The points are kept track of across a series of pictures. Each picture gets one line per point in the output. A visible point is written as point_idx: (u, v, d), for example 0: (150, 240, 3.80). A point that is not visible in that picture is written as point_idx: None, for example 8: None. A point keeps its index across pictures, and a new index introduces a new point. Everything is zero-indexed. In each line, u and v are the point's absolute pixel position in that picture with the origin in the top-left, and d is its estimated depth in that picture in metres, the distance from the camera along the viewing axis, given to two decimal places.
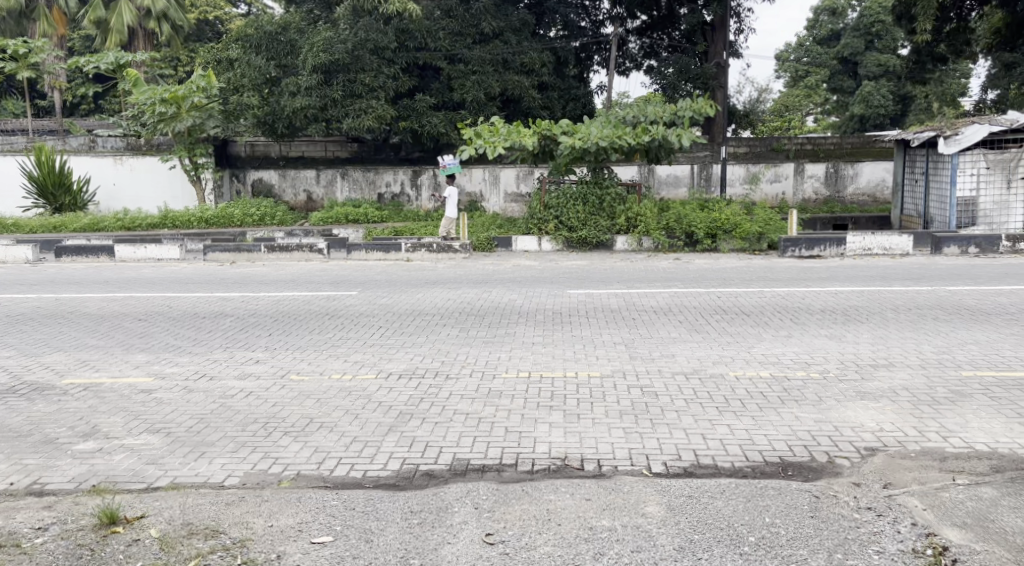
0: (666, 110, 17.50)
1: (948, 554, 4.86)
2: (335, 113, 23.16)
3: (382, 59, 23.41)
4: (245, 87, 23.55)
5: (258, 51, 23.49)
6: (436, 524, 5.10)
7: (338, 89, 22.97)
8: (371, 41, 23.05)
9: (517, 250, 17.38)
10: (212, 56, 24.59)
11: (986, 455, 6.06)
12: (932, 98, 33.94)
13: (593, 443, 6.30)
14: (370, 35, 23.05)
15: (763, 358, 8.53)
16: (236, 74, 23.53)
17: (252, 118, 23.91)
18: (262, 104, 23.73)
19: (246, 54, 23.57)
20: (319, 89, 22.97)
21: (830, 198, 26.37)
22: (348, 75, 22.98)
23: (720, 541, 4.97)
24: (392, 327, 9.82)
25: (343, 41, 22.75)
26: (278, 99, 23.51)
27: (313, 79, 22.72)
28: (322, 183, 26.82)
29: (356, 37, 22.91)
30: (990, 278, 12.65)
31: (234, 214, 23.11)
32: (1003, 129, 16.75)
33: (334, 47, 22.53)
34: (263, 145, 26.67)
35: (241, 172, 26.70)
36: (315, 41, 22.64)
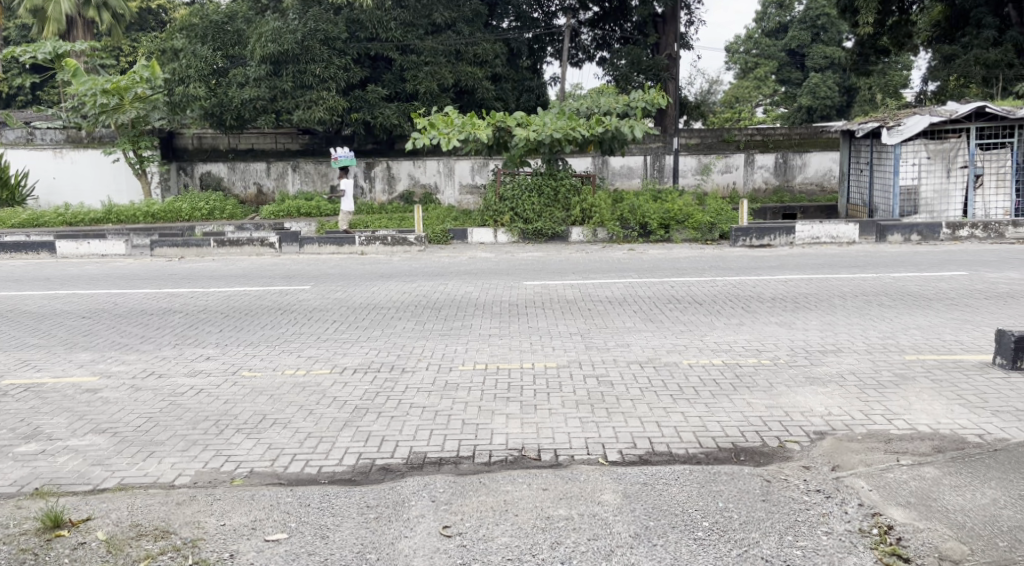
0: (619, 102, 17.74)
1: (893, 533, 4.98)
2: (286, 104, 23.06)
3: (333, 49, 23.19)
4: (190, 78, 22.93)
5: (203, 41, 23.31)
6: (393, 518, 5.12)
7: (288, 80, 22.94)
8: (320, 31, 22.83)
9: (473, 242, 17.38)
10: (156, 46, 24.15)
11: (929, 436, 6.24)
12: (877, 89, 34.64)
13: (550, 433, 6.36)
14: (320, 25, 22.81)
15: (716, 346, 8.67)
16: (182, 65, 22.94)
17: (198, 109, 23.30)
18: (208, 95, 23.11)
19: (191, 44, 23.27)
20: (268, 81, 23.02)
21: (780, 188, 26.78)
22: (298, 66, 22.81)
23: (675, 527, 5.06)
24: (347, 321, 9.80)
25: (292, 31, 22.63)
26: (226, 90, 23.24)
27: (261, 70, 22.87)
28: (272, 176, 26.55)
29: (306, 27, 22.71)
30: (932, 264, 12.99)
31: (182, 208, 22.74)
32: (943, 120, 17.01)
33: (283, 38, 22.46)
34: (211, 137, 26.55)
35: (189, 165, 26.32)
36: (263, 32, 22.59)
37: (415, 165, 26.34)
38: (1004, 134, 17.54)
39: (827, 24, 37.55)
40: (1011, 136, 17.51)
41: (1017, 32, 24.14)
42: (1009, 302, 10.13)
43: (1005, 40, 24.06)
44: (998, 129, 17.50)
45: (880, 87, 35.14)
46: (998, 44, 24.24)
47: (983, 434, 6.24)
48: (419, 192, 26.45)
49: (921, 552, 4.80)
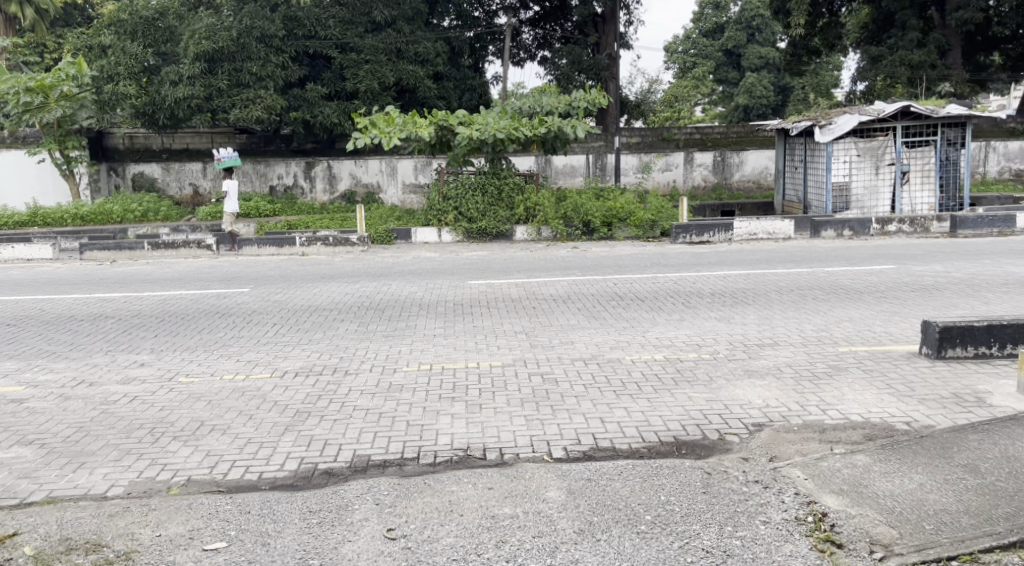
0: (561, 102, 17.88)
1: (827, 520, 5.13)
2: (221, 103, 22.63)
3: (270, 47, 23.03)
4: (120, 76, 22.78)
5: (133, 38, 23.05)
6: (336, 523, 5.14)
7: (224, 78, 22.57)
8: (257, 28, 22.66)
9: (416, 242, 17.38)
10: (83, 43, 23.86)
11: (861, 425, 6.44)
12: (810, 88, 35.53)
13: (495, 433, 6.42)
14: (256, 23, 22.62)
15: (657, 341, 8.82)
16: (111, 62, 22.79)
17: (130, 107, 23.13)
18: (140, 94, 23.03)
19: (120, 41, 22.92)
20: (202, 78, 22.56)
21: (718, 185, 27.18)
22: (234, 64, 22.62)
23: (618, 522, 5.16)
24: (287, 324, 9.73)
25: (226, 28, 22.40)
26: (158, 89, 22.91)
27: (195, 68, 22.29)
28: (208, 177, 26.14)
29: (241, 25, 22.51)
30: (862, 259, 13.35)
31: (113, 209, 22.28)
32: (870, 119, 17.46)
33: (217, 36, 22.21)
34: (143, 136, 26.06)
35: (120, 166, 25.82)
36: (197, 29, 22.33)
37: (356, 164, 26.18)
38: (928, 132, 18.04)
39: (761, 25, 38.48)
40: (935, 134, 18.01)
41: (939, 33, 25.09)
42: (933, 294, 10.46)
43: (929, 41, 24.86)
44: (923, 127, 17.97)
45: (813, 87, 36.01)
46: (923, 45, 25.08)
47: (911, 422, 6.46)
48: (361, 192, 26.30)
49: (853, 537, 4.95)
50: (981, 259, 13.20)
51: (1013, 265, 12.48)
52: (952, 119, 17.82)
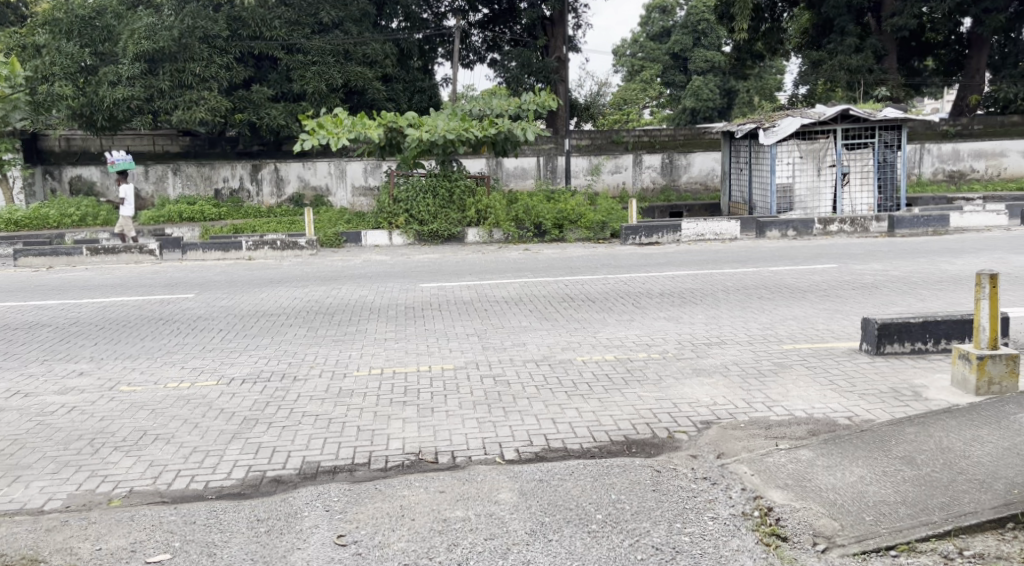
0: (510, 104, 17.95)
1: (773, 514, 5.24)
2: (164, 104, 22.36)
3: (214, 47, 22.80)
4: (55, 75, 22.29)
5: (69, 38, 22.61)
6: (284, 531, 5.12)
7: (165, 79, 22.32)
8: (200, 28, 22.41)
9: (367, 245, 17.28)
10: (15, 42, 23.24)
11: (804, 421, 6.58)
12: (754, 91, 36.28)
13: (446, 436, 6.45)
14: (199, 22, 22.34)
15: (608, 342, 8.91)
16: (46, 62, 22.26)
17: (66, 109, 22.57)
18: (76, 95, 22.46)
19: (55, 40, 22.50)
20: (143, 79, 22.31)
21: (666, 187, 27.49)
22: (176, 64, 22.31)
23: (569, 522, 5.21)
24: (234, 330, 9.64)
25: (168, 28, 22.13)
26: (95, 89, 22.44)
27: (136, 68, 22.08)
28: (150, 181, 25.66)
29: (183, 24, 22.22)
30: (806, 258, 13.61)
31: (49, 214, 21.95)
32: (812, 122, 17.83)
33: (158, 35, 21.95)
34: (80, 140, 25.66)
35: (56, 169, 25.34)
36: (136, 29, 21.97)
37: (305, 167, 26.03)
38: (867, 134, 18.49)
39: (707, 29, 39.14)
40: (872, 137, 18.48)
41: (876, 39, 25.81)
42: (873, 292, 10.72)
43: (867, 46, 25.55)
44: (862, 130, 18.40)
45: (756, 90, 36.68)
46: (860, 50, 25.71)
47: (852, 417, 6.62)
48: (310, 195, 26.14)
49: (797, 530, 5.06)
50: (917, 257, 13.56)
51: (946, 263, 12.84)
52: (888, 122, 18.31)
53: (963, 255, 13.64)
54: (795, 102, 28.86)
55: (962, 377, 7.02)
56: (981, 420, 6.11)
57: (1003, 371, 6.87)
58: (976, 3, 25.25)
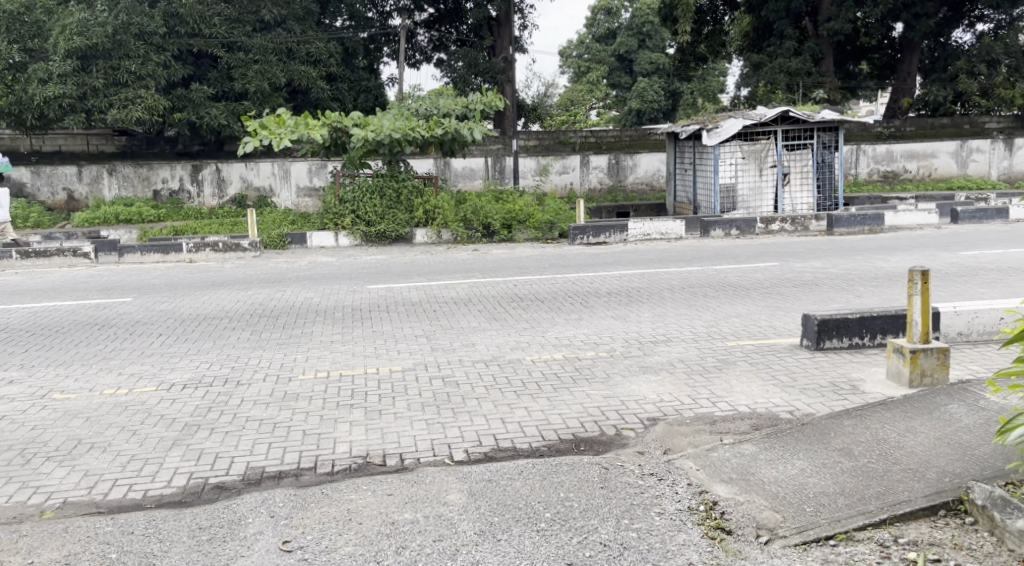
0: (457, 104, 17.89)
1: (718, 508, 5.30)
2: (98, 103, 21.84)
3: (151, 45, 22.37)
4: None
5: None
6: (227, 538, 5.03)
7: (99, 77, 21.75)
8: (135, 24, 21.95)
9: (313, 246, 17.13)
10: None
11: (748, 416, 6.67)
12: (697, 93, 36.76)
13: (394, 438, 6.41)
14: (134, 18, 21.89)
15: (556, 341, 8.93)
16: None
17: None
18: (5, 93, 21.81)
19: None
20: (75, 77, 21.64)
21: (613, 187, 27.68)
22: (109, 62, 21.86)
23: (518, 521, 5.20)
24: (173, 334, 9.46)
25: (101, 24, 21.42)
26: (25, 87, 21.81)
27: (67, 65, 21.44)
28: (84, 181, 24.98)
29: (117, 19, 21.69)
30: (749, 257, 13.79)
31: None
32: (753, 122, 18.14)
33: (91, 31, 21.29)
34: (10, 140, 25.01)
35: None
36: (68, 24, 21.40)
37: (247, 167, 25.67)
38: (805, 136, 18.76)
39: (651, 31, 39.58)
40: (811, 138, 18.75)
41: (813, 43, 26.41)
42: (813, 289, 10.92)
43: (805, 50, 26.20)
44: (800, 131, 18.68)
45: (699, 92, 37.16)
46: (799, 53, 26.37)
47: (793, 411, 6.73)
48: (253, 195, 25.76)
49: (741, 523, 5.12)
50: (856, 255, 13.84)
51: (882, 260, 13.13)
52: (826, 123, 18.67)
53: (897, 253, 13.97)
54: (737, 103, 29.26)
55: (897, 370, 7.18)
56: (915, 411, 6.24)
57: (935, 364, 7.02)
58: (907, 9, 26.00)
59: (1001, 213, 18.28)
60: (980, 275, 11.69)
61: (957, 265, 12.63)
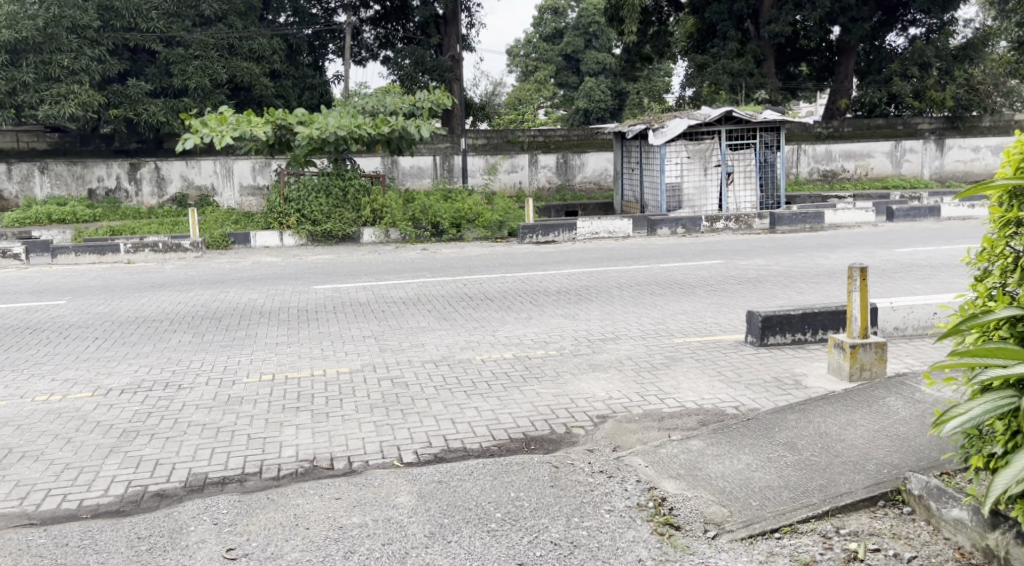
0: (405, 102, 17.70)
1: (666, 504, 5.28)
2: (28, 98, 21.25)
3: (84, 38, 21.83)
4: None
5: None
6: (168, 548, 4.87)
7: (30, 72, 21.22)
8: (67, 17, 21.47)
9: (257, 246, 16.83)
10: None
11: (695, 412, 6.69)
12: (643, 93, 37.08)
13: (343, 441, 6.28)
14: (66, 11, 21.45)
15: (506, 340, 8.88)
16: None
17: None
18: None
19: None
20: (5, 72, 21.14)
21: (562, 186, 27.74)
22: (41, 56, 21.30)
23: (468, 522, 5.12)
24: (111, 337, 9.21)
25: (32, 17, 21.20)
26: None
27: None
28: (14, 180, 24.18)
29: (48, 13, 21.33)
30: (695, 255, 13.89)
31: None
32: (698, 122, 18.29)
33: (20, 24, 21.01)
34: None
35: None
36: None
37: (188, 166, 25.18)
38: (749, 135, 19.00)
39: (598, 31, 39.78)
40: (754, 138, 19.00)
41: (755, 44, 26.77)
42: (757, 286, 11.02)
43: (747, 51, 26.56)
44: (744, 131, 18.90)
45: (645, 92, 37.45)
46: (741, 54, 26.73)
47: (739, 406, 6.77)
48: (194, 194, 25.28)
49: (690, 519, 5.10)
50: (798, 252, 14.02)
51: (822, 258, 13.30)
52: (768, 123, 18.93)
53: (836, 250, 14.18)
54: (682, 102, 29.50)
55: (837, 365, 7.27)
56: (857, 405, 6.31)
57: (874, 358, 7.13)
58: (844, 12, 26.49)
59: (933, 211, 18.68)
60: (914, 272, 11.92)
61: (894, 262, 12.87)
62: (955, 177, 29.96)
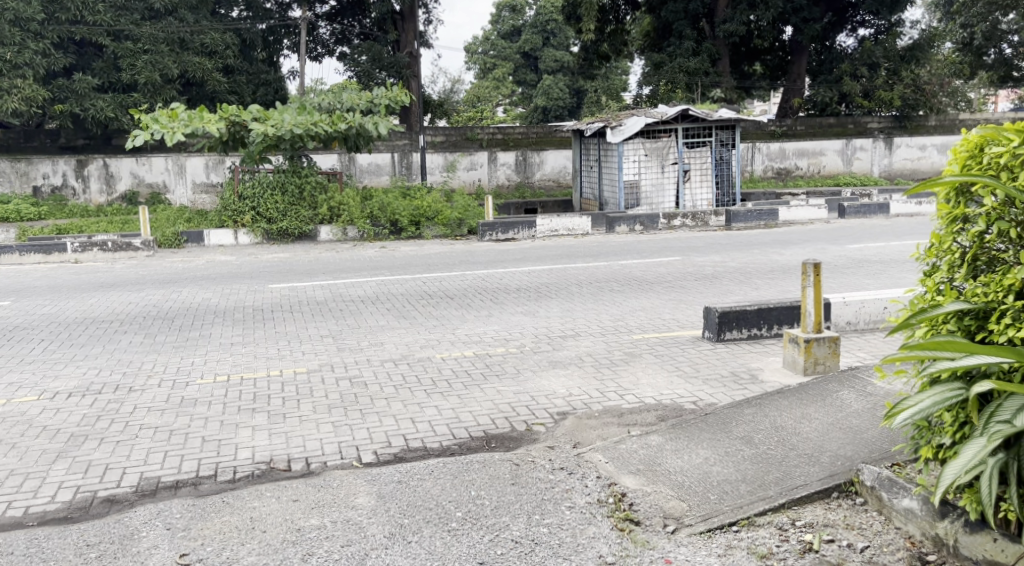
0: (362, 99, 17.48)
1: (626, 500, 5.26)
2: None
3: (27, 32, 21.33)
4: None
5: None
6: (118, 555, 4.74)
7: None
8: (10, 10, 20.93)
9: (211, 244, 16.60)
10: None
11: (654, 407, 6.69)
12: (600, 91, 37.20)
13: (301, 442, 6.18)
14: (8, 4, 20.89)
15: (466, 338, 8.82)
16: None
17: None
18: None
19: None
20: None
21: (521, 184, 27.71)
22: None
23: (428, 522, 5.06)
24: (59, 339, 8.97)
25: None
26: None
27: None
28: None
29: None
30: (654, 252, 13.94)
31: None
32: (655, 121, 18.39)
33: None
34: None
35: None
36: None
37: (138, 163, 24.71)
38: (705, 134, 19.29)
39: (555, 29, 39.84)
40: (710, 136, 19.28)
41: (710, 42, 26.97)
42: (714, 282, 11.10)
43: (703, 49, 26.76)
44: (700, 129, 19.20)
45: (603, 90, 37.63)
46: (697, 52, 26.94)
47: (697, 402, 6.78)
48: (144, 192, 24.83)
49: (649, 514, 5.09)
50: (753, 249, 14.17)
51: (777, 254, 13.45)
52: (723, 121, 19.09)
53: (790, 247, 14.34)
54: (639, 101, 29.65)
55: (792, 359, 7.32)
56: (811, 398, 6.36)
57: (828, 352, 7.19)
58: (796, 12, 26.83)
59: (883, 208, 18.99)
60: (866, 267, 12.09)
61: (846, 257, 13.04)
62: (904, 174, 30.49)
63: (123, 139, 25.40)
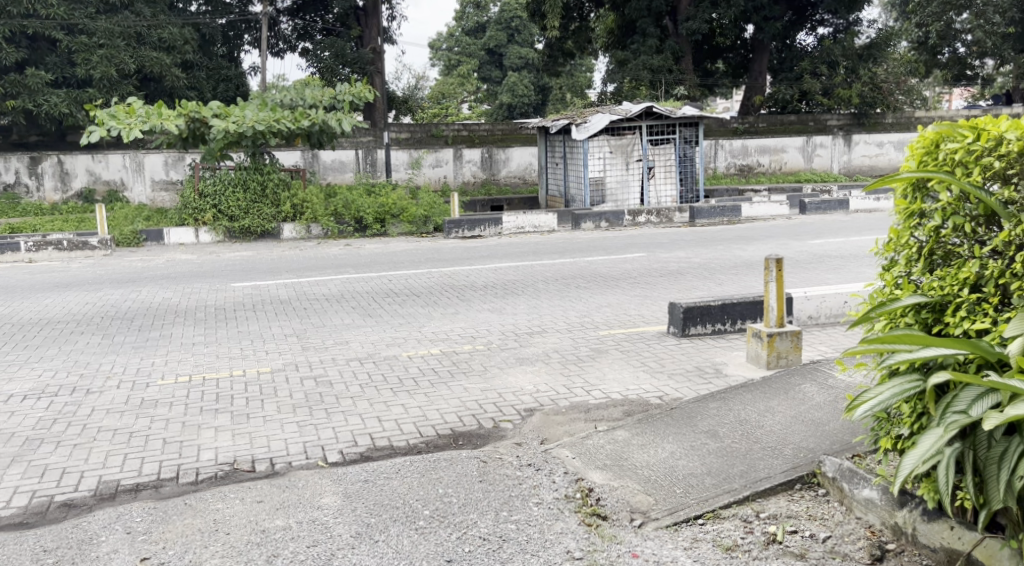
0: (325, 95, 17.32)
1: (593, 495, 5.27)
2: None
3: None
4: None
5: None
6: (77, 559, 4.65)
7: None
8: None
9: (170, 242, 16.38)
10: None
11: (620, 402, 6.71)
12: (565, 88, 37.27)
13: (265, 442, 6.11)
14: None
15: (433, 336, 8.78)
16: None
17: None
18: None
19: None
20: None
21: (487, 181, 27.68)
22: None
23: (395, 521, 5.02)
24: (14, 341, 8.79)
25: None
26: None
27: None
28: None
29: None
30: (620, 248, 13.97)
31: None
32: (620, 118, 18.47)
33: None
34: None
35: None
36: None
37: (95, 160, 24.33)
38: (669, 131, 19.28)
39: (520, 26, 39.86)
40: (673, 133, 19.28)
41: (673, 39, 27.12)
42: (678, 278, 11.16)
43: (665, 47, 26.94)
44: (664, 127, 19.18)
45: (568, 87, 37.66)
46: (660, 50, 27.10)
47: (663, 396, 6.82)
48: (101, 189, 24.44)
49: (616, 508, 5.09)
50: (716, 244, 14.28)
51: (740, 250, 13.55)
52: (687, 118, 19.22)
53: (754, 242, 14.46)
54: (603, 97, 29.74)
55: (755, 354, 7.38)
56: (774, 392, 6.41)
57: (790, 346, 7.26)
58: (756, 11, 27.08)
59: (842, 204, 19.23)
60: (826, 262, 12.22)
61: (808, 252, 13.18)
62: (863, 171, 30.91)
63: (78, 136, 24.96)
